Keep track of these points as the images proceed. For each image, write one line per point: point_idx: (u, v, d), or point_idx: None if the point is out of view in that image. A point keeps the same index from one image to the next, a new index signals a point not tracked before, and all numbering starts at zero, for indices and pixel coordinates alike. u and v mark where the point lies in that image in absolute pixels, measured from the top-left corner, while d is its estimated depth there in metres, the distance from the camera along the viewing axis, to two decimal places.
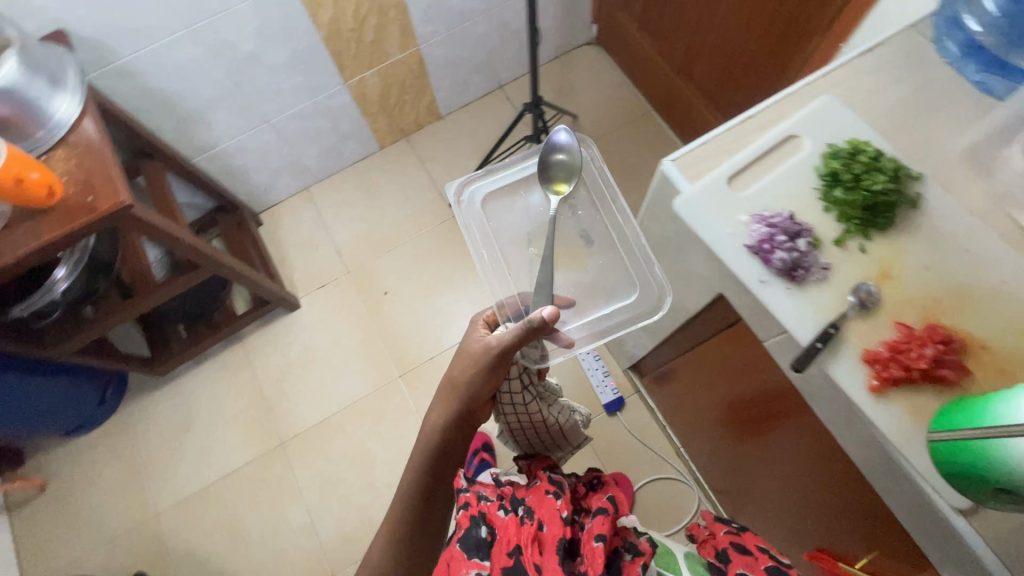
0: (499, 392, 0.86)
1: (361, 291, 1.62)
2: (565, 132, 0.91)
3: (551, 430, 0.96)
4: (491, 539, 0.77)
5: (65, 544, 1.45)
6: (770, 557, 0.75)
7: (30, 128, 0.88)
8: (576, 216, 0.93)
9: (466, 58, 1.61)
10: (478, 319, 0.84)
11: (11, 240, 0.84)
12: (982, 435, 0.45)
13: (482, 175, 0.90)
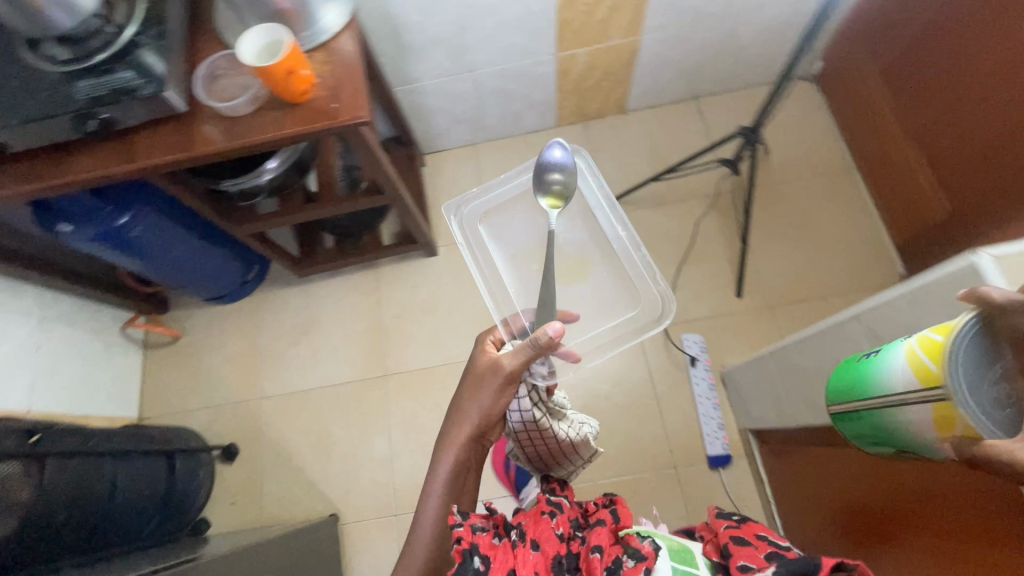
0: (511, 410, 0.98)
1: None
2: (558, 150, 0.99)
3: (559, 447, 1.03)
4: (486, 572, 0.72)
5: (180, 394, 1.59)
6: (771, 545, 0.68)
7: (299, 26, 0.93)
8: (564, 229, 1.04)
9: (678, 61, 1.53)
10: (485, 340, 1.00)
11: (258, 124, 0.89)
12: (863, 404, 0.71)
13: (477, 195, 1.05)
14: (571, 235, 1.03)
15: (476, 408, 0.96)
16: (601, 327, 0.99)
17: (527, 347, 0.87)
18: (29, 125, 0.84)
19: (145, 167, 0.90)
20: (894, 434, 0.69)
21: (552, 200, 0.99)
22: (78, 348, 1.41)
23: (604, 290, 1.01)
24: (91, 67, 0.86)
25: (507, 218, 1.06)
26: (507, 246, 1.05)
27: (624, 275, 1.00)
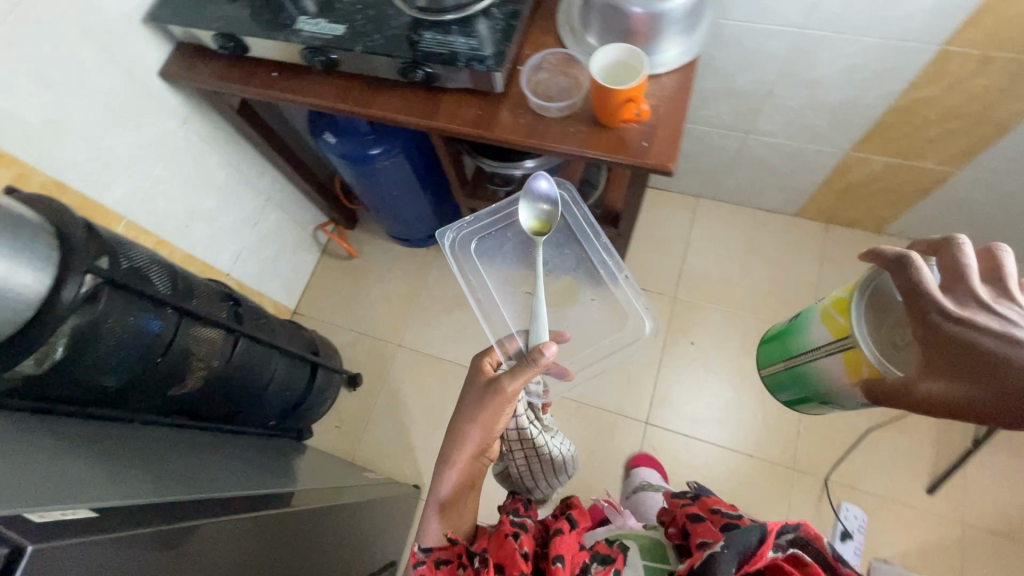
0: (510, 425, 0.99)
1: (672, 323, 1.51)
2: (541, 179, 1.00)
3: (546, 462, 1.09)
4: None
5: (334, 307, 1.68)
6: (724, 518, 0.82)
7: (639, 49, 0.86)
8: (550, 252, 1.09)
9: (981, 210, 1.30)
10: (484, 359, 0.92)
11: (560, 131, 0.86)
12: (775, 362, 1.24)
13: (472, 222, 1.09)
14: (558, 259, 1.09)
15: (478, 426, 0.87)
16: (592, 348, 1.04)
17: (525, 366, 0.85)
18: (368, 55, 0.88)
19: (439, 128, 0.90)
20: (776, 380, 1.24)
21: (538, 224, 1.00)
22: (280, 234, 1.53)
23: (588, 315, 1.06)
24: (438, 23, 0.88)
25: (498, 241, 1.10)
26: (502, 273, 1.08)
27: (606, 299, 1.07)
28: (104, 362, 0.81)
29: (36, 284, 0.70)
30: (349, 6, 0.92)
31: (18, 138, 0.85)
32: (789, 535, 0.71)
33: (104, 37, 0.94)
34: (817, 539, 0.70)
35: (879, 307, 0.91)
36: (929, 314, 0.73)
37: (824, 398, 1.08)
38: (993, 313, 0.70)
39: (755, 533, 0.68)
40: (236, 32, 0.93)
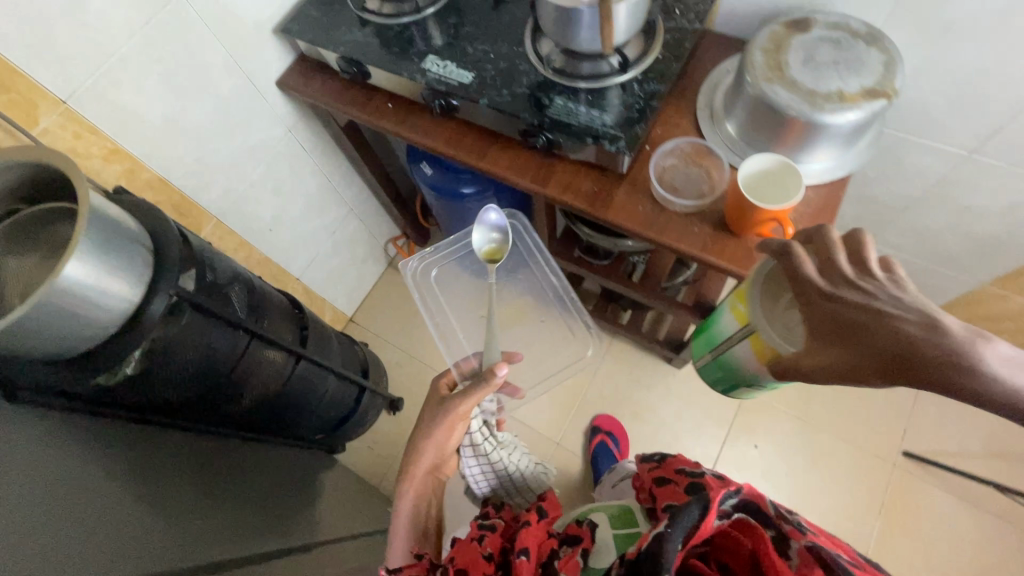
0: (464, 449, 1.05)
1: (737, 420, 1.41)
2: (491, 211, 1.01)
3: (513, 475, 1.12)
4: None
5: (389, 324, 1.66)
6: (688, 476, 0.72)
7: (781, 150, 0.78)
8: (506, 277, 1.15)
9: None
10: (440, 381, 1.03)
11: (684, 229, 0.78)
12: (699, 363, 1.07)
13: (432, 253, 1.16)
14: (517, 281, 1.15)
15: (431, 445, 0.99)
16: (537, 367, 1.09)
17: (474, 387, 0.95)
18: (492, 110, 0.83)
19: (549, 196, 0.84)
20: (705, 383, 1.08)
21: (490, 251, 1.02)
22: (353, 243, 1.51)
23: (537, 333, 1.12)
24: (570, 88, 0.82)
25: (460, 264, 1.19)
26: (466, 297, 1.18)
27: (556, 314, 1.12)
28: (172, 378, 0.79)
29: (131, 295, 0.70)
30: (483, 53, 0.87)
31: (135, 134, 0.84)
32: (731, 499, 0.58)
33: (235, 42, 0.93)
34: (760, 499, 0.59)
35: (773, 291, 0.74)
36: (806, 293, 0.61)
37: (750, 379, 0.88)
38: (861, 288, 0.57)
39: (696, 508, 0.54)
40: (364, 61, 0.90)
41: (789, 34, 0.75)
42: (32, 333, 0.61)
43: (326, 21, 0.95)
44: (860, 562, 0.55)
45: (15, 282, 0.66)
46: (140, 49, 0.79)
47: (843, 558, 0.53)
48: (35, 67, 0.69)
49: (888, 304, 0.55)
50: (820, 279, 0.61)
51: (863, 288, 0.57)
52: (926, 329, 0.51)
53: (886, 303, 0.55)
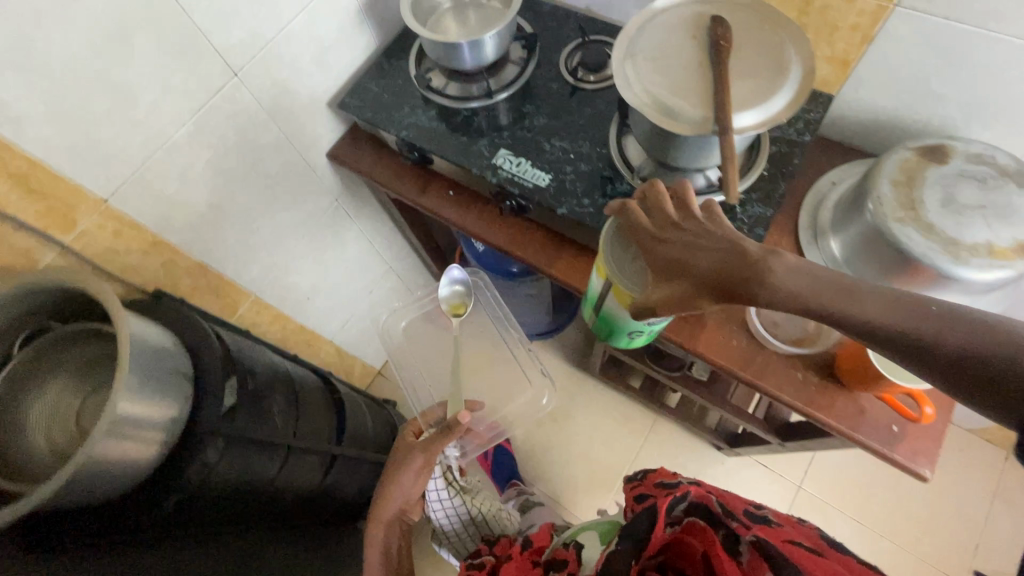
0: (428, 496, 1.01)
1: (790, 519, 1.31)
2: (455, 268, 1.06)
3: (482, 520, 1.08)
4: None
5: None
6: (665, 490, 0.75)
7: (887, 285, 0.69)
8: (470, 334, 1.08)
9: None
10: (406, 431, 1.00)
11: (788, 373, 0.70)
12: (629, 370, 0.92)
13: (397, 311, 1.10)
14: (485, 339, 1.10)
15: (399, 487, 0.93)
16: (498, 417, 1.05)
17: (441, 433, 0.91)
18: (573, 221, 0.75)
19: (626, 318, 0.76)
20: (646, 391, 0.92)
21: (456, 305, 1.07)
22: (389, 299, 1.44)
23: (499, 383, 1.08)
24: None
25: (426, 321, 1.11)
26: (435, 353, 1.11)
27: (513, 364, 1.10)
28: (216, 504, 0.72)
29: (172, 425, 0.63)
30: (562, 151, 0.79)
31: (176, 224, 0.77)
32: (681, 505, 0.63)
33: (288, 120, 0.85)
34: (707, 499, 0.62)
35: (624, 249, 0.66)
36: (647, 245, 0.59)
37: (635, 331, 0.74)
38: (685, 228, 0.56)
39: (641, 522, 0.61)
40: (429, 150, 0.82)
41: (923, 164, 0.66)
42: (79, 492, 0.55)
43: (388, 99, 0.87)
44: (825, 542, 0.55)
45: (49, 417, 0.60)
46: (189, 139, 0.72)
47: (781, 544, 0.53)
48: (75, 172, 0.62)
49: (702, 232, 0.54)
50: (653, 218, 0.60)
51: (690, 224, 0.56)
52: (734, 249, 0.52)
53: (703, 232, 0.55)
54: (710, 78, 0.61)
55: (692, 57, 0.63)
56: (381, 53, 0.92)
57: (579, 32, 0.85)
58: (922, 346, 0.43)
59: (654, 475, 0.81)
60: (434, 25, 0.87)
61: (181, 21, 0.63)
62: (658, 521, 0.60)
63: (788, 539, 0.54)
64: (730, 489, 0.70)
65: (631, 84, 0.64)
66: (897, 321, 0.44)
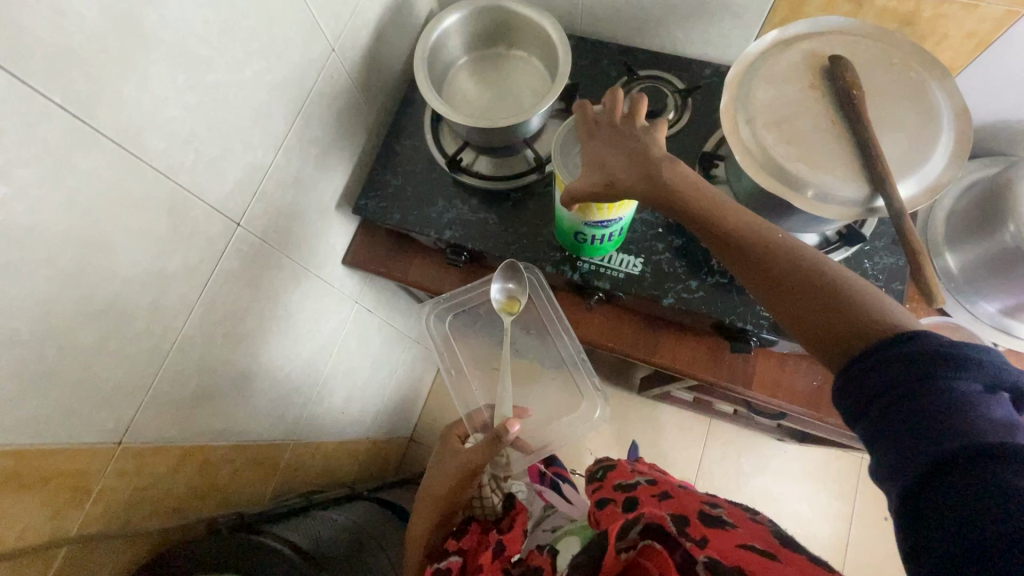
0: None
1: (863, 495, 1.33)
2: (502, 274, 0.68)
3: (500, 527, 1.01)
4: None
5: None
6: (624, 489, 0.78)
7: (1004, 278, 0.64)
8: (517, 337, 0.74)
9: None
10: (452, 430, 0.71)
11: None
12: None
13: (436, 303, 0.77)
14: (532, 347, 0.74)
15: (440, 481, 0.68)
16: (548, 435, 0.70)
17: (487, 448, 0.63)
18: (684, 312, 0.64)
19: (755, 396, 0.69)
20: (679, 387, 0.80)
21: (511, 303, 0.69)
22: (412, 368, 1.30)
23: (549, 401, 0.73)
24: None
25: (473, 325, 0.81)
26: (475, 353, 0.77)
27: (569, 381, 0.74)
28: None
29: None
30: (647, 226, 0.67)
31: (204, 419, 0.61)
32: (636, 528, 0.57)
33: (300, 246, 0.68)
34: (662, 520, 0.56)
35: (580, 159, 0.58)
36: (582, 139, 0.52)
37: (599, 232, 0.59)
38: (626, 126, 0.50)
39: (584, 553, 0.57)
40: (488, 253, 0.69)
41: None
42: None
43: (416, 191, 0.72)
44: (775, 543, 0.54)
45: None
46: (200, 321, 0.55)
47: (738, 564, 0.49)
48: (76, 432, 0.45)
49: (629, 132, 0.49)
50: (596, 116, 0.52)
51: (629, 128, 0.50)
52: (648, 159, 0.48)
53: (631, 134, 0.49)
54: (858, 140, 0.51)
55: (823, 116, 0.53)
56: (388, 131, 0.76)
57: (626, 70, 0.72)
58: (755, 262, 0.43)
59: (614, 475, 0.85)
60: (450, 90, 0.71)
61: (169, 191, 0.46)
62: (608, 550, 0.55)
63: (743, 556, 0.50)
64: (685, 491, 0.73)
65: (758, 158, 0.52)
66: (755, 244, 0.43)
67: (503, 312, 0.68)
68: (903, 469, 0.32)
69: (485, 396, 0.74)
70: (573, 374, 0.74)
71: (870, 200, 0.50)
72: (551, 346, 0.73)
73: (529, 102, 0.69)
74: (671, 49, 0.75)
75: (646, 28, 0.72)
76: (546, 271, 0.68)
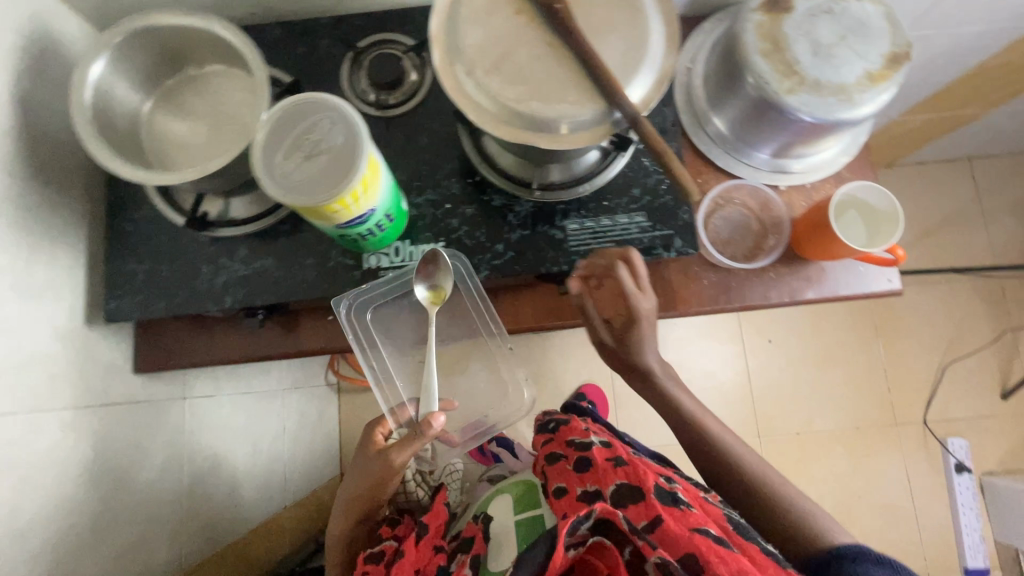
0: (411, 489, 1.02)
1: (745, 330, 1.49)
2: (425, 264, 0.62)
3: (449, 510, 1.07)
4: None
5: None
6: (571, 453, 0.78)
7: (763, 130, 0.67)
8: (420, 334, 0.68)
9: (998, 131, 1.35)
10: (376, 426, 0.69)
11: (767, 287, 0.69)
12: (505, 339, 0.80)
13: (356, 301, 0.63)
14: (453, 331, 0.68)
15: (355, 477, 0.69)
16: (480, 426, 0.68)
17: (411, 441, 0.60)
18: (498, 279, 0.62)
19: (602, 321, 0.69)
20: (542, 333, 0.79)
21: (437, 291, 0.64)
22: (303, 413, 1.21)
23: (478, 392, 0.69)
24: (575, 200, 0.63)
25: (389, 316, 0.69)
26: (398, 341, 0.67)
27: (496, 370, 0.69)
28: None
29: None
30: (435, 206, 0.62)
31: None
32: (586, 523, 0.62)
33: (47, 391, 0.57)
34: (614, 517, 0.60)
35: (332, 160, 0.43)
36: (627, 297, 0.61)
37: (388, 217, 0.55)
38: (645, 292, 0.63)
39: (540, 548, 0.61)
40: (284, 301, 0.61)
41: (776, 22, 0.62)
42: None
43: (170, 267, 0.61)
44: (726, 526, 0.63)
45: None
46: None
47: (695, 554, 0.58)
48: None
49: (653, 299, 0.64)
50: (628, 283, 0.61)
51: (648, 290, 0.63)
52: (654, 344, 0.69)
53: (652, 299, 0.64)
54: (571, 60, 0.48)
55: (535, 41, 0.49)
56: (108, 212, 0.63)
57: (348, 46, 0.64)
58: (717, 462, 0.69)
59: (566, 429, 0.83)
60: (155, 142, 0.58)
61: None
62: (559, 547, 0.60)
63: (696, 541, 0.59)
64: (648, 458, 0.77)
65: (491, 109, 0.48)
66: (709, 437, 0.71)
67: (429, 304, 0.64)
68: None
69: (407, 388, 0.66)
70: (498, 363, 0.69)
71: (609, 115, 0.48)
72: (474, 334, 0.68)
73: (245, 119, 0.58)
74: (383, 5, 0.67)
75: None
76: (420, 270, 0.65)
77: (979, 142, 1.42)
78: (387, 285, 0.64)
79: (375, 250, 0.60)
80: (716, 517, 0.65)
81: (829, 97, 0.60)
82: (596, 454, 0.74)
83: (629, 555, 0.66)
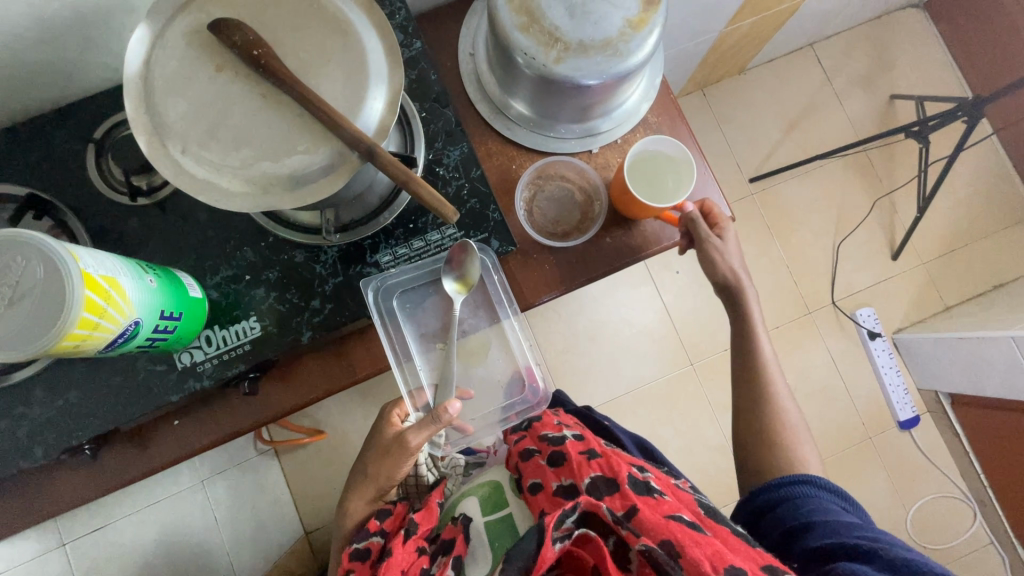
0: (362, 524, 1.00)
1: (651, 266, 1.51)
2: (461, 255, 0.61)
3: None
4: None
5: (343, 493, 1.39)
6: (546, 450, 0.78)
7: (556, 103, 0.65)
8: (436, 326, 0.67)
9: (823, 12, 1.38)
10: (393, 405, 0.67)
11: (611, 250, 0.68)
12: None
13: (393, 280, 0.62)
14: (473, 320, 0.69)
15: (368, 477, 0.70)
16: (496, 416, 0.70)
17: (427, 425, 0.61)
18: (328, 334, 0.59)
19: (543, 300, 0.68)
20: None
21: (465, 280, 0.63)
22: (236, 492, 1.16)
23: (494, 384, 0.70)
24: (381, 231, 0.60)
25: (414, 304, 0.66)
26: (420, 326, 0.66)
27: (512, 361, 0.70)
28: None
29: None
30: (235, 281, 0.59)
31: None
32: (572, 517, 0.61)
33: None
34: (598, 509, 0.61)
35: (37, 296, 0.39)
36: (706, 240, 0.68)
37: (172, 316, 0.51)
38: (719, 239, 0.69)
39: (530, 540, 0.59)
40: (104, 432, 0.56)
41: None
42: None
43: None
44: (697, 516, 0.65)
45: None
46: None
47: (671, 540, 0.58)
48: None
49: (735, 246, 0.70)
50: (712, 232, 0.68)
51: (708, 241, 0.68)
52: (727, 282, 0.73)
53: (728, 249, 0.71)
54: (283, 112, 0.45)
55: (240, 100, 0.44)
56: None
57: (91, 140, 0.58)
58: (749, 355, 0.75)
59: (540, 425, 0.84)
60: None
61: None
62: (547, 541, 0.58)
63: (673, 527, 0.59)
64: (615, 448, 0.79)
65: (223, 183, 0.44)
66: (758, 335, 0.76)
67: (456, 290, 0.64)
68: (805, 551, 0.60)
69: (429, 373, 0.66)
70: (512, 350, 0.70)
71: (348, 154, 0.45)
72: (492, 322, 0.69)
73: None
74: (107, 80, 0.60)
75: (52, 76, 0.56)
76: (391, 284, 0.63)
77: (813, 29, 1.46)
78: (414, 272, 0.63)
79: (182, 346, 0.56)
80: (687, 506, 0.67)
81: (594, 57, 0.59)
82: (571, 448, 0.75)
83: (613, 545, 0.65)
